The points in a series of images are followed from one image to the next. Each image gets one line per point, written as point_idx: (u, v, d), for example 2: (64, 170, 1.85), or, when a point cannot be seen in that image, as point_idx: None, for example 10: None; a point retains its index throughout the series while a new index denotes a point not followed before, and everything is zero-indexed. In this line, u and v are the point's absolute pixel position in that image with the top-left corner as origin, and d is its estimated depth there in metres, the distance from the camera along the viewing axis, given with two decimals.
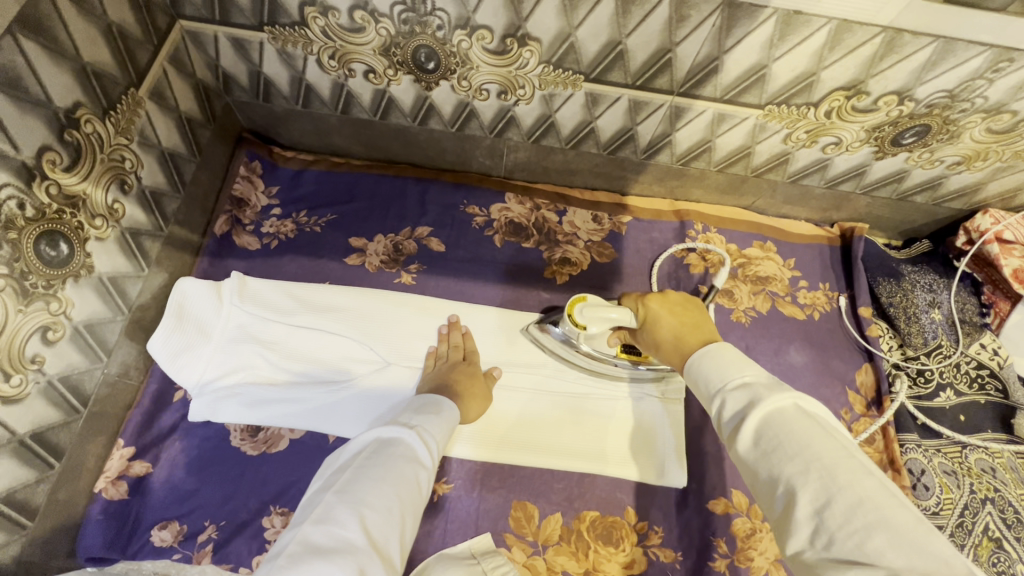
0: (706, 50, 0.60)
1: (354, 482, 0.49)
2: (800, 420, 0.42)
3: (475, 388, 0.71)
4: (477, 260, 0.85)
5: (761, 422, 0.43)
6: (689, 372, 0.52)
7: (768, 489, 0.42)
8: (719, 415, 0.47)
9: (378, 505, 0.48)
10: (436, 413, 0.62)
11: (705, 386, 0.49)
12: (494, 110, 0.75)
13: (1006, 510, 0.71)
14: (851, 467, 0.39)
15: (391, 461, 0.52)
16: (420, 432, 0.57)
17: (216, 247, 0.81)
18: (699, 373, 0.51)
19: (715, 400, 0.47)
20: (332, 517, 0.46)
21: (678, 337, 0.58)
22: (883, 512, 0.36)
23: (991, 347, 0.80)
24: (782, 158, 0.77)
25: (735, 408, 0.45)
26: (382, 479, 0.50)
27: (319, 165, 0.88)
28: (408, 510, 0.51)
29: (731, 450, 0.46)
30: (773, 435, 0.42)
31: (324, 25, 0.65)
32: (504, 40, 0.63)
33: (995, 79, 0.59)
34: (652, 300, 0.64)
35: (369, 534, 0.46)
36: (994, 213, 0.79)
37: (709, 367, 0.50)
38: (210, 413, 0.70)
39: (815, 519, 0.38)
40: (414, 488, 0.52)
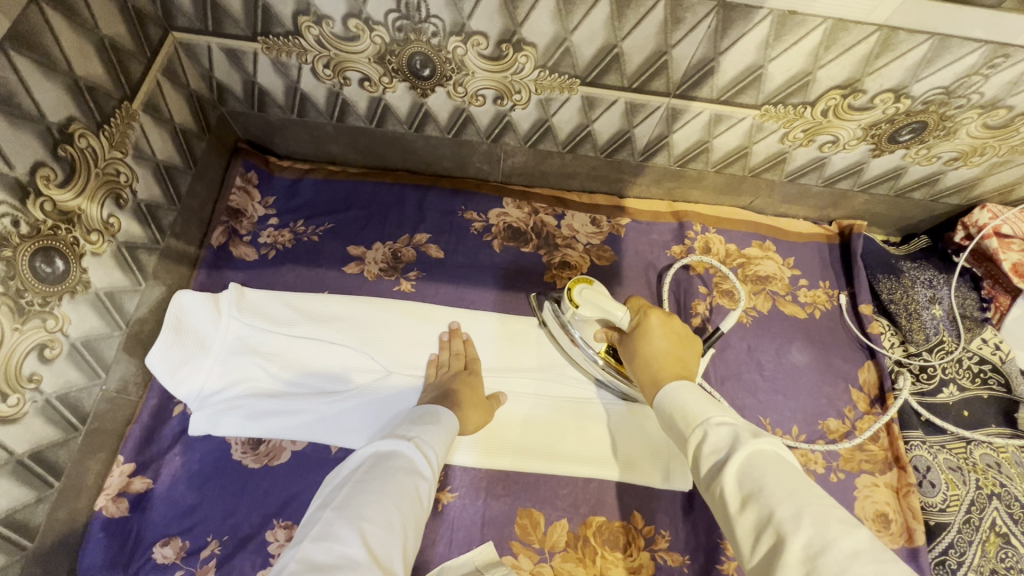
0: (702, 51, 0.60)
1: (353, 497, 0.49)
2: (783, 468, 0.44)
3: (480, 395, 0.71)
4: (476, 266, 0.85)
5: (744, 468, 0.44)
6: (666, 406, 0.55)
7: (752, 537, 0.41)
8: (699, 455, 0.48)
9: (378, 519, 0.48)
10: (434, 422, 0.61)
11: (685, 425, 0.51)
12: (490, 115, 0.75)
13: (1012, 505, 0.71)
14: (839, 517, 0.39)
15: (389, 475, 0.52)
16: (418, 443, 0.57)
17: (214, 258, 0.80)
18: (679, 407, 0.53)
19: (698, 438, 0.49)
20: (331, 533, 0.45)
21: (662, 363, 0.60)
22: (875, 563, 0.36)
23: (992, 341, 0.79)
24: (779, 158, 0.77)
25: (719, 444, 0.47)
26: (381, 493, 0.50)
27: (316, 173, 0.88)
28: (409, 523, 0.50)
29: (713, 492, 0.46)
30: (757, 479, 0.43)
31: (318, 34, 0.64)
32: (499, 46, 0.63)
33: (990, 74, 0.59)
34: (652, 318, 0.64)
35: (370, 548, 0.45)
36: (992, 208, 0.79)
37: (687, 403, 0.52)
38: (211, 426, 0.70)
39: (807, 566, 0.37)
40: (414, 499, 0.52)
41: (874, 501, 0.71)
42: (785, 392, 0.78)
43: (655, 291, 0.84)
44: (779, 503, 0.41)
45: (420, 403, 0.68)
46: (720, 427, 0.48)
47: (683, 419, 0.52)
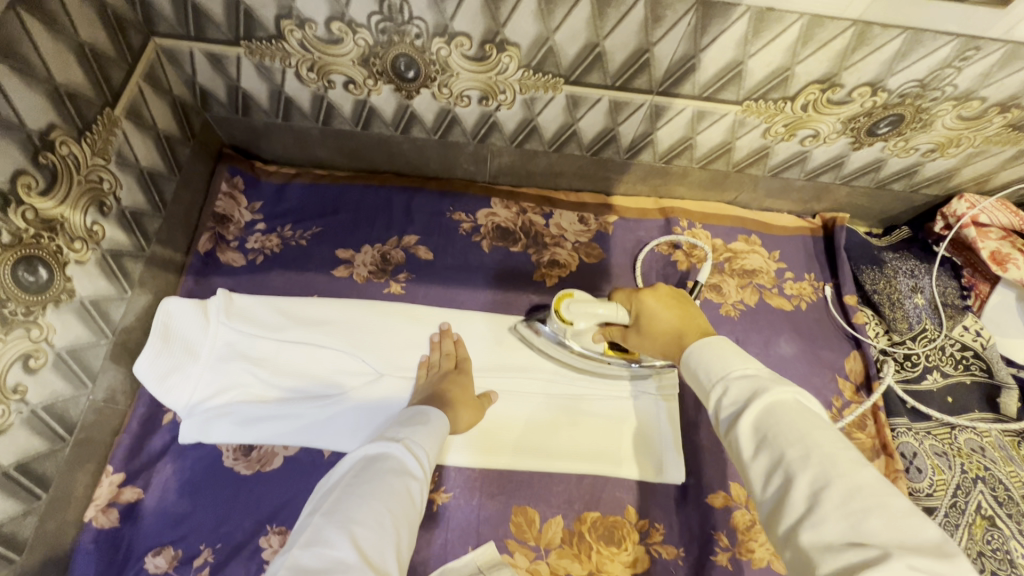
0: (682, 49, 0.61)
1: (342, 501, 0.49)
2: (799, 413, 0.44)
3: (470, 394, 0.71)
4: (466, 267, 0.85)
5: (760, 417, 0.45)
6: (688, 370, 0.53)
7: (761, 475, 0.43)
8: (717, 407, 0.48)
9: (368, 522, 0.48)
10: (423, 422, 0.61)
11: (704, 381, 0.50)
12: (476, 116, 0.75)
13: (996, 488, 0.72)
14: (847, 456, 0.41)
15: (379, 477, 0.52)
16: (408, 444, 0.57)
17: (201, 265, 0.80)
18: (700, 363, 0.52)
19: (716, 391, 0.49)
20: (320, 538, 0.46)
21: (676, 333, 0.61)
22: (878, 497, 0.38)
23: (973, 328, 0.81)
24: (762, 153, 0.78)
25: (737, 397, 0.47)
26: (371, 495, 0.50)
27: (303, 178, 0.87)
28: (402, 524, 0.50)
29: (728, 440, 0.47)
30: (771, 425, 0.44)
31: (301, 37, 0.64)
32: (482, 47, 0.63)
33: (963, 67, 0.61)
34: (646, 295, 0.65)
35: (360, 551, 0.45)
36: (969, 197, 0.81)
37: (706, 360, 0.51)
38: (202, 434, 0.69)
39: (811, 500, 0.39)
40: (406, 501, 0.52)
41: None
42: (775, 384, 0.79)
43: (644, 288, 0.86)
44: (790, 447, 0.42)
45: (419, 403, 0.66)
46: (740, 378, 0.48)
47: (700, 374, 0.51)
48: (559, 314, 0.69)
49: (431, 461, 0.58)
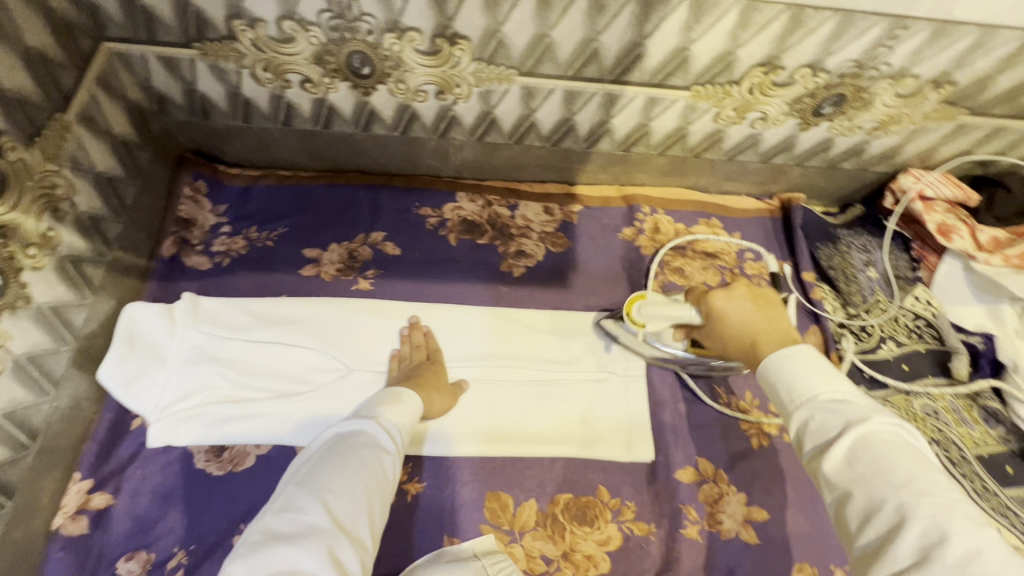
0: (628, 37, 0.63)
1: (313, 472, 0.53)
2: (903, 452, 0.43)
3: (443, 376, 0.73)
4: (434, 260, 0.86)
5: (856, 449, 0.44)
6: (764, 382, 0.51)
7: (857, 513, 0.43)
8: (802, 432, 0.47)
9: (340, 490, 0.52)
10: (396, 401, 0.63)
11: (785, 400, 0.49)
12: (434, 110, 0.76)
13: (949, 449, 0.76)
14: (961, 510, 0.40)
15: (352, 450, 0.55)
16: (381, 417, 0.60)
17: (167, 270, 0.79)
18: (775, 376, 0.50)
19: (801, 415, 0.47)
20: (292, 505, 0.50)
21: (751, 340, 0.55)
22: (999, 563, 0.37)
23: (924, 298, 0.85)
24: (716, 137, 0.80)
25: (827, 424, 0.46)
26: (343, 467, 0.53)
27: (267, 180, 0.87)
28: (375, 493, 0.54)
29: (813, 470, 0.47)
30: (869, 462, 0.43)
31: (253, 37, 0.65)
32: (434, 41, 0.64)
33: (894, 46, 0.64)
34: (715, 295, 0.60)
35: (331, 516, 0.50)
36: (915, 172, 0.85)
37: (789, 373, 0.49)
38: (170, 437, 0.69)
39: (919, 553, 0.39)
40: (379, 471, 0.55)
41: None
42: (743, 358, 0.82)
43: (609, 274, 0.88)
44: (898, 489, 0.41)
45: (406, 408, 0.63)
46: (833, 405, 0.46)
47: (779, 392, 0.49)
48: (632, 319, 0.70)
49: (405, 431, 0.61)
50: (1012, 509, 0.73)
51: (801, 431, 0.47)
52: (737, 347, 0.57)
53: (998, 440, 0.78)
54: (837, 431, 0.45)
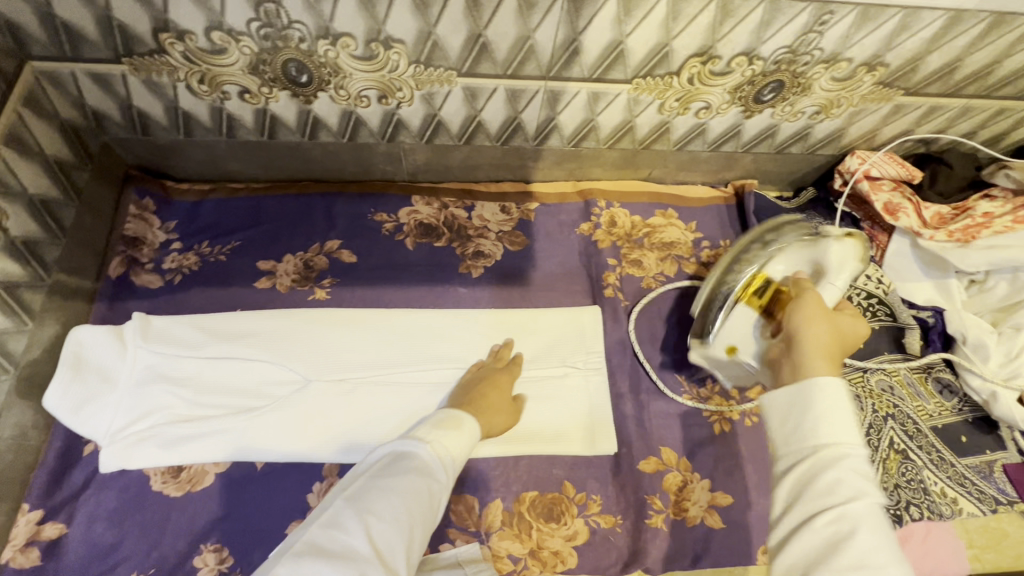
0: (563, 33, 0.63)
1: (362, 491, 0.54)
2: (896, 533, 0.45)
3: (508, 399, 0.73)
4: (392, 265, 0.86)
5: (876, 509, 0.45)
6: (816, 402, 0.49)
7: (847, 561, 0.42)
8: (829, 466, 0.46)
9: (385, 516, 0.52)
10: (456, 427, 0.61)
11: (831, 430, 0.47)
12: (379, 115, 0.76)
13: (905, 423, 0.79)
14: None
15: (401, 473, 0.55)
16: (437, 446, 0.58)
17: (114, 290, 0.78)
18: (828, 405, 0.48)
19: (840, 452, 0.46)
20: (337, 523, 0.51)
21: (836, 350, 0.54)
22: None
23: (875, 276, 0.86)
24: (663, 128, 0.81)
25: (857, 474, 0.46)
26: (391, 491, 0.53)
27: (217, 193, 0.86)
28: (418, 522, 0.53)
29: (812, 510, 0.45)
30: (880, 525, 0.44)
31: (183, 49, 0.64)
32: (368, 46, 0.64)
33: (824, 31, 0.65)
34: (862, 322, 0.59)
35: (372, 542, 0.50)
36: (860, 153, 0.86)
37: (849, 410, 0.48)
38: (124, 461, 0.68)
39: None
40: (425, 500, 0.54)
41: None
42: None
43: (568, 270, 0.88)
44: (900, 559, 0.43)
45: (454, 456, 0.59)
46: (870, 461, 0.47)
47: (830, 419, 0.48)
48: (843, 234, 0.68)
49: (456, 464, 0.59)
50: (969, 478, 0.78)
51: (836, 466, 0.46)
52: (832, 333, 0.55)
53: (953, 410, 0.82)
54: (870, 486, 0.45)
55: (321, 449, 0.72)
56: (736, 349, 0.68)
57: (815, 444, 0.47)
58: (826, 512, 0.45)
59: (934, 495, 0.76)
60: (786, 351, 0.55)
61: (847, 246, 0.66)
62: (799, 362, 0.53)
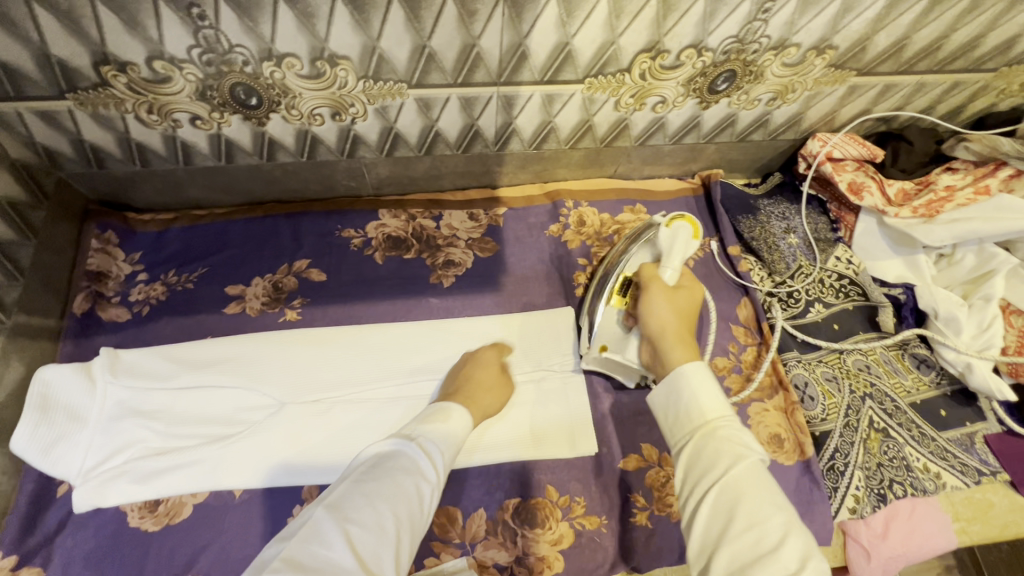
0: (507, 39, 0.63)
1: (345, 498, 0.50)
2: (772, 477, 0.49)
3: (496, 373, 0.74)
4: (363, 280, 0.85)
5: (753, 466, 0.49)
6: (684, 389, 0.56)
7: (738, 521, 0.46)
8: (705, 436, 0.52)
9: (368, 524, 0.49)
10: (444, 420, 0.61)
11: (700, 409, 0.54)
12: (335, 132, 0.75)
13: (883, 401, 0.79)
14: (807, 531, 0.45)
15: (387, 476, 0.53)
16: (422, 445, 0.57)
17: (79, 327, 0.77)
18: (694, 389, 0.56)
19: (713, 423, 0.53)
20: (319, 534, 0.47)
21: (686, 329, 0.65)
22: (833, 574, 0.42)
23: (845, 257, 0.87)
24: (621, 125, 0.81)
25: (728, 437, 0.51)
26: (375, 496, 0.51)
27: (181, 221, 0.86)
28: (404, 528, 0.51)
29: (699, 482, 0.50)
30: (760, 480, 0.48)
31: (127, 81, 0.63)
32: (314, 64, 0.63)
33: (768, 18, 0.65)
34: (698, 290, 0.71)
35: (357, 554, 0.46)
36: (821, 136, 0.86)
37: (711, 387, 0.56)
38: (99, 499, 0.68)
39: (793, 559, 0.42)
40: (412, 503, 0.52)
41: (767, 425, 0.77)
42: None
43: (540, 272, 0.88)
44: (780, 503, 0.46)
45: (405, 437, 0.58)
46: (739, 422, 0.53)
47: (700, 399, 0.55)
48: (672, 220, 0.71)
49: (443, 456, 0.58)
50: (950, 451, 0.78)
51: (711, 438, 0.52)
52: (676, 317, 0.66)
53: (931, 385, 0.82)
54: (743, 446, 0.50)
55: (300, 473, 0.71)
56: (609, 348, 0.72)
57: (693, 425, 0.54)
58: (711, 482, 0.49)
59: (917, 471, 0.76)
60: (651, 345, 0.65)
61: (677, 228, 0.70)
62: (662, 351, 0.62)
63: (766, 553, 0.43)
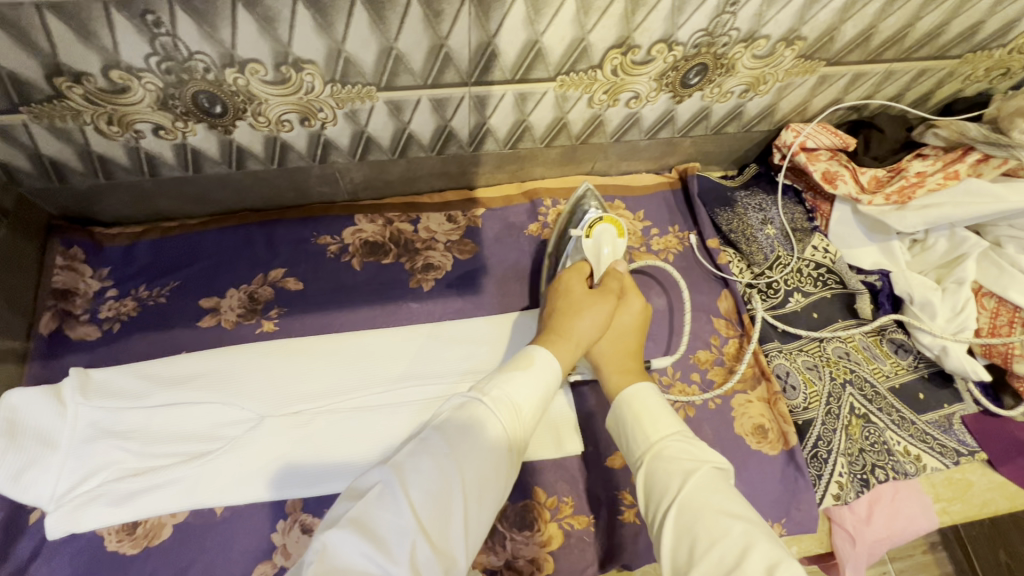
0: (475, 39, 0.62)
1: (413, 461, 0.49)
2: (727, 485, 0.52)
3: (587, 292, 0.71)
4: (341, 288, 0.84)
5: (701, 479, 0.51)
6: (629, 416, 0.60)
7: (700, 539, 0.47)
8: (654, 458, 0.55)
9: (434, 492, 0.47)
10: (526, 370, 0.57)
11: (646, 435, 0.58)
12: (305, 138, 0.74)
13: (863, 387, 0.80)
14: (770, 534, 0.46)
15: (458, 436, 0.50)
16: (495, 400, 0.53)
17: (47, 348, 0.75)
18: (638, 413, 0.59)
19: (659, 445, 0.56)
20: (386, 496, 0.46)
21: (623, 354, 0.68)
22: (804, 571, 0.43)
23: (821, 246, 0.88)
24: (596, 121, 0.80)
25: (676, 453, 0.55)
26: (442, 461, 0.48)
27: (150, 234, 0.83)
28: (473, 493, 0.49)
29: (660, 506, 0.52)
30: (710, 493, 0.50)
31: (83, 92, 0.61)
32: (278, 69, 0.62)
33: (736, 11, 0.65)
34: (634, 303, 0.71)
35: (423, 522, 0.45)
36: (795, 126, 0.87)
37: (652, 410, 0.59)
38: (75, 524, 0.66)
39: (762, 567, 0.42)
40: (485, 464, 0.50)
41: (750, 415, 0.78)
42: (666, 315, 0.85)
43: (521, 273, 0.88)
44: (731, 513, 0.48)
45: (462, 395, 0.54)
46: (684, 438, 0.56)
47: (643, 424, 0.58)
48: (592, 228, 0.75)
49: (519, 409, 0.55)
50: (930, 433, 0.79)
51: (658, 460, 0.55)
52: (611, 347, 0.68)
53: (909, 368, 0.83)
54: (690, 461, 0.54)
55: (283, 487, 0.70)
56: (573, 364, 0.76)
57: (641, 451, 0.57)
58: (668, 504, 0.51)
59: (898, 454, 0.77)
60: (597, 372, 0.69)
61: (600, 234, 0.75)
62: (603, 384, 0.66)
63: (727, 572, 0.43)
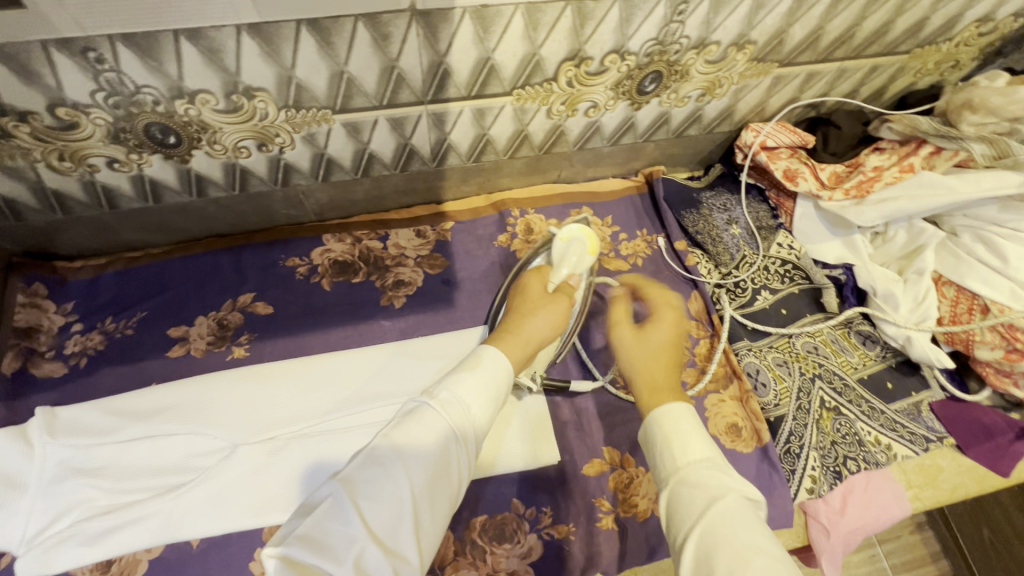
0: (426, 58, 0.62)
1: (361, 471, 0.49)
2: (760, 525, 0.45)
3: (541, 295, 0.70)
4: (311, 309, 0.83)
5: (730, 516, 0.44)
6: (658, 429, 0.52)
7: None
8: (679, 480, 0.49)
9: (383, 499, 0.47)
10: (473, 369, 0.56)
11: (674, 454, 0.50)
12: (264, 163, 0.73)
13: (832, 380, 0.81)
14: None
15: (405, 442, 0.50)
16: (443, 403, 0.53)
17: (11, 389, 0.74)
18: (669, 431, 0.51)
19: (688, 470, 0.49)
20: (334, 509, 0.46)
21: (657, 369, 0.59)
22: None
23: (787, 243, 0.89)
24: (557, 131, 0.81)
25: (704, 480, 0.47)
26: (389, 469, 0.48)
27: (114, 266, 0.82)
28: (424, 496, 0.49)
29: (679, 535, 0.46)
30: (735, 531, 0.44)
31: (31, 130, 0.60)
32: (229, 98, 0.61)
33: (684, 19, 0.66)
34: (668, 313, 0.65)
35: (371, 530, 0.46)
36: (754, 126, 0.88)
37: (685, 431, 0.51)
38: (45, 567, 0.65)
39: None
40: (434, 467, 0.50)
41: (723, 415, 0.79)
42: None
43: (492, 285, 0.88)
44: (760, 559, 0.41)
45: (413, 401, 0.54)
46: (717, 465, 0.49)
47: (675, 443, 0.50)
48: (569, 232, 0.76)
49: (470, 411, 0.54)
50: (899, 421, 0.80)
51: (683, 485, 0.48)
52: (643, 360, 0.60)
53: (877, 359, 0.85)
54: (720, 493, 0.46)
55: (259, 516, 0.69)
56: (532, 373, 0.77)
57: (667, 470, 0.50)
58: (690, 533, 0.45)
59: (869, 445, 0.78)
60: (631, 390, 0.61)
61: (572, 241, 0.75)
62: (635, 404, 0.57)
63: None
